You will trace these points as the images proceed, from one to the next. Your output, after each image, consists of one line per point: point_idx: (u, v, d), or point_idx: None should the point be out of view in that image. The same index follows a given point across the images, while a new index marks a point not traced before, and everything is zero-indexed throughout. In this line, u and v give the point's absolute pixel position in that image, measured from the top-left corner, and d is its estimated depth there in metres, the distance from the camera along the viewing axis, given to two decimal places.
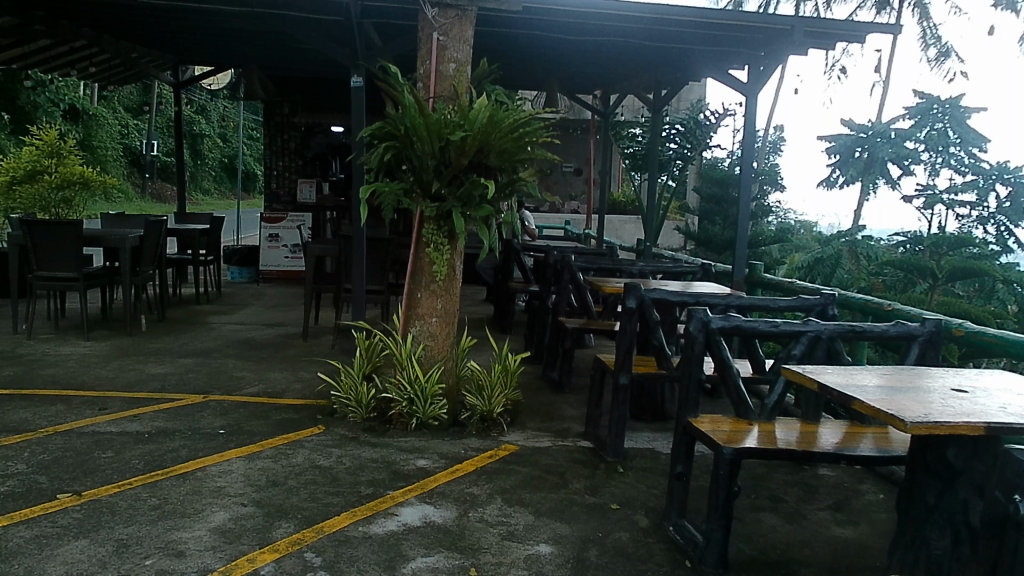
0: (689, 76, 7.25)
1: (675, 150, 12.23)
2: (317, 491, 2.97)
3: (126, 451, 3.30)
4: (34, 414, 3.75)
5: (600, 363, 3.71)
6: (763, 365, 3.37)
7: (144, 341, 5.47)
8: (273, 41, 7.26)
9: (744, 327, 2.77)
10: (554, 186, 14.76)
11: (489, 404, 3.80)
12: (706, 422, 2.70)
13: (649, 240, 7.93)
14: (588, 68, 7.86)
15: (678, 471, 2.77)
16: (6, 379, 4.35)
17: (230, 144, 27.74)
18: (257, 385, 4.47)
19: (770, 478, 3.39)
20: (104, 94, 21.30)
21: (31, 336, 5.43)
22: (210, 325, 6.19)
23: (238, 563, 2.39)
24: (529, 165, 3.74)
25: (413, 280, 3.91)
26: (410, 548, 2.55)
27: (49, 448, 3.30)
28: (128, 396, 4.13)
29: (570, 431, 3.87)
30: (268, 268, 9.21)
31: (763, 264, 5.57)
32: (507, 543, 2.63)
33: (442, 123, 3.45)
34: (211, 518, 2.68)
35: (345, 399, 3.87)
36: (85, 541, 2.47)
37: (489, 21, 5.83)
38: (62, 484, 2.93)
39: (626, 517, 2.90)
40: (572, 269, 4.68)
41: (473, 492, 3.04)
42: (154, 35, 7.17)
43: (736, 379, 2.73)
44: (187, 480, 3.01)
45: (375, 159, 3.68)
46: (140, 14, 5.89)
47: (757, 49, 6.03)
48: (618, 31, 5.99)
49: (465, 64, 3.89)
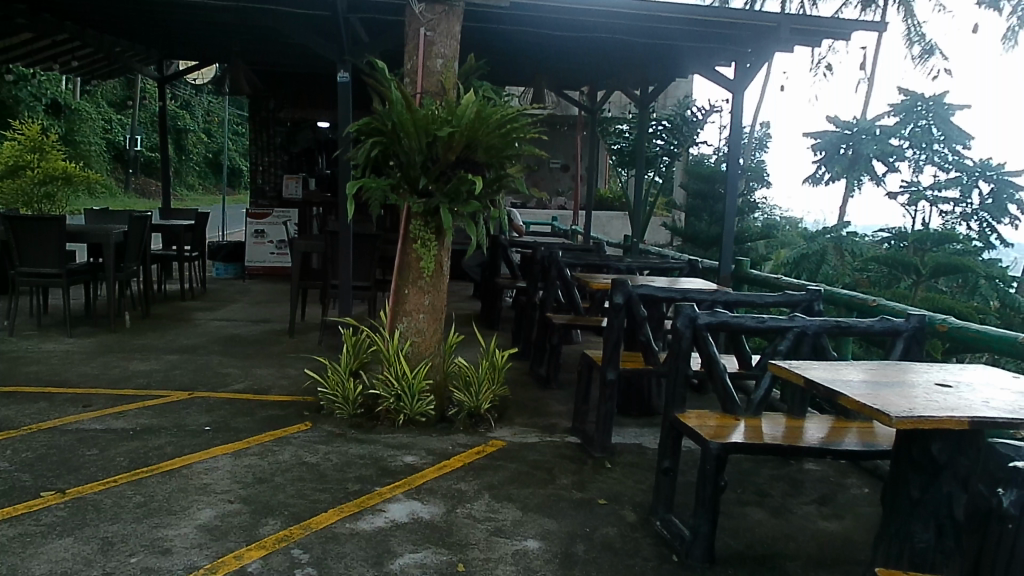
0: (676, 71, 7.27)
1: (663, 147, 12.24)
2: (304, 488, 2.96)
3: (111, 448, 3.28)
4: (17, 412, 3.72)
5: (588, 358, 3.70)
6: (749, 361, 3.38)
7: (129, 338, 5.44)
8: (256, 35, 7.22)
9: (731, 323, 2.77)
10: (541, 182, 14.78)
11: (476, 400, 3.79)
12: (692, 418, 2.71)
13: (636, 236, 7.92)
14: (575, 64, 7.86)
15: (665, 466, 2.78)
16: None
17: (214, 139, 27.55)
18: (243, 381, 4.44)
19: (756, 473, 3.41)
20: (86, 88, 21.13)
21: (13, 333, 5.38)
22: (196, 321, 6.15)
23: (224, 560, 2.37)
24: (517, 161, 3.74)
25: (399, 276, 3.90)
26: (398, 544, 2.55)
27: (32, 446, 3.27)
28: (112, 392, 4.10)
29: (557, 427, 3.88)
30: (253, 264, 9.14)
31: (749, 261, 5.55)
32: (495, 538, 2.63)
33: (430, 119, 3.45)
34: (197, 515, 2.67)
35: (332, 396, 3.84)
36: (70, 539, 2.45)
37: (476, 18, 5.83)
38: (45, 481, 2.91)
39: (613, 511, 2.91)
40: (559, 265, 4.68)
41: (460, 488, 3.04)
42: (137, 29, 7.08)
43: (723, 375, 2.73)
44: (172, 477, 2.99)
45: (362, 154, 3.64)
46: (123, 7, 5.83)
47: (743, 45, 6.02)
48: (606, 28, 5.97)
49: (452, 60, 3.87)
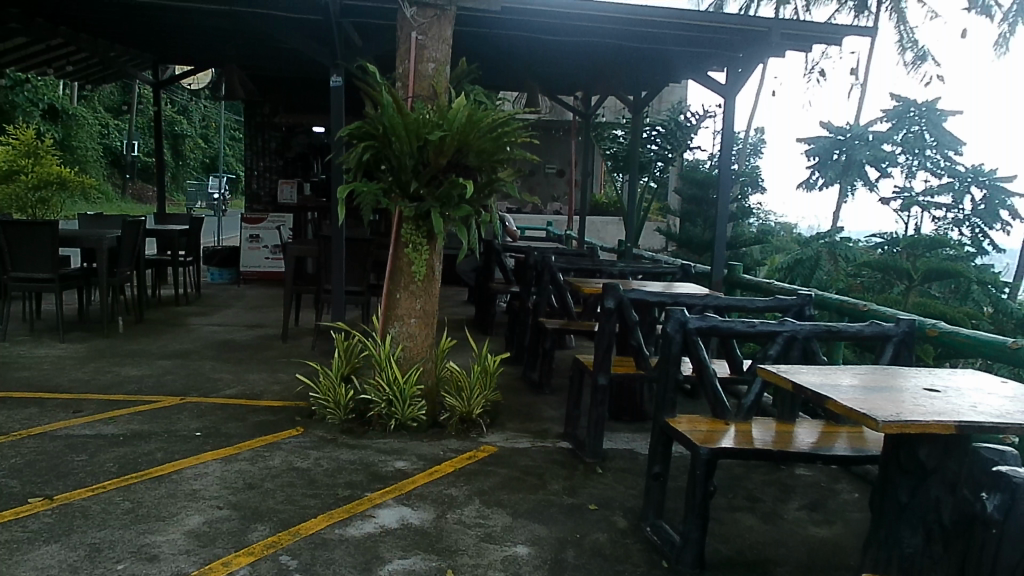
0: (668, 76, 7.29)
1: (656, 152, 12.28)
2: (293, 493, 2.95)
3: (101, 454, 3.27)
4: (8, 417, 3.71)
5: (580, 364, 3.71)
6: (740, 365, 3.39)
7: (123, 343, 5.42)
8: (252, 40, 7.22)
9: (721, 327, 2.77)
10: (536, 187, 14.84)
11: (468, 405, 3.79)
12: (683, 422, 2.71)
13: (630, 242, 7.91)
14: (568, 69, 7.87)
15: (655, 471, 2.77)
16: None
17: (211, 145, 27.61)
18: (235, 387, 4.43)
19: (746, 478, 3.41)
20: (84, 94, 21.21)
21: (6, 338, 5.36)
22: (189, 327, 6.13)
23: (212, 566, 2.37)
24: (509, 165, 3.74)
25: (391, 281, 3.89)
26: (386, 550, 2.55)
27: (21, 452, 3.26)
28: (104, 398, 4.09)
29: (549, 432, 3.88)
30: (248, 269, 9.14)
31: (741, 265, 5.61)
32: (484, 544, 2.63)
33: (421, 123, 3.46)
34: (185, 521, 2.66)
35: (324, 401, 3.83)
36: (57, 545, 2.45)
37: (468, 22, 5.84)
38: (33, 487, 2.89)
39: (603, 517, 2.91)
40: (552, 269, 4.69)
41: (451, 493, 3.04)
42: (132, 33, 7.08)
43: (713, 380, 2.73)
44: (162, 483, 2.98)
45: (353, 159, 3.64)
46: (118, 12, 5.84)
47: (734, 50, 6.05)
48: (599, 33, 5.99)
49: (443, 64, 3.88)
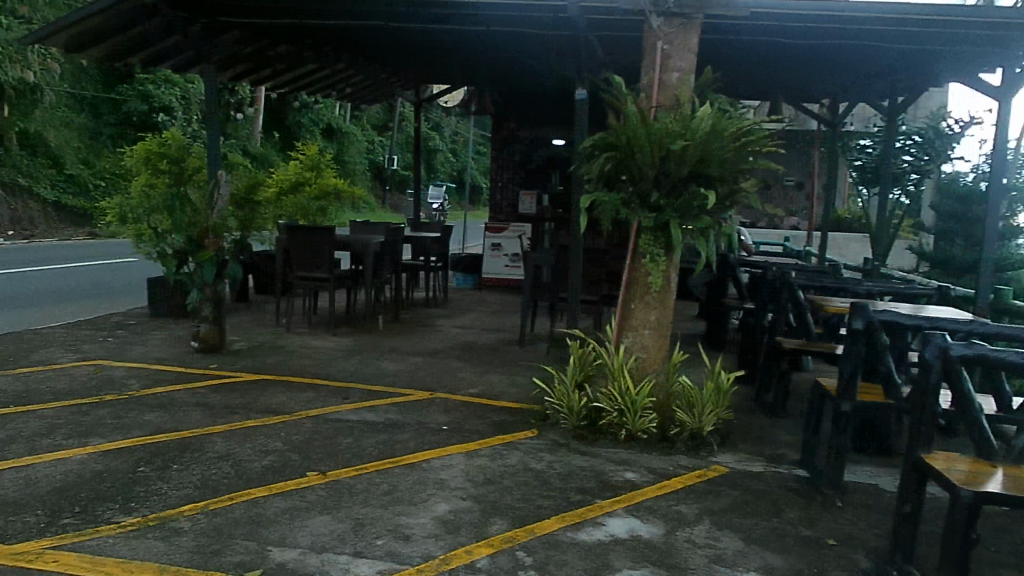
0: (931, 79, 6.67)
1: (911, 163, 11.27)
2: (528, 492, 3.08)
3: (363, 438, 3.62)
4: (290, 398, 4.23)
5: (821, 388, 3.51)
6: (1014, 401, 3.02)
7: (381, 339, 5.96)
8: (501, 57, 7.64)
9: (992, 354, 2.47)
10: (772, 201, 14.25)
11: (699, 422, 3.70)
12: (943, 460, 2.48)
13: (879, 260, 7.32)
14: (817, 75, 7.46)
15: (907, 510, 2.56)
16: (268, 366, 4.93)
17: (458, 158, 29.48)
18: (477, 386, 4.70)
19: (1017, 531, 3.03)
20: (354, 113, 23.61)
21: (290, 330, 6.10)
22: (436, 327, 6.60)
23: (456, 553, 2.54)
24: (751, 175, 3.63)
25: (626, 291, 3.93)
26: (616, 559, 2.58)
27: (299, 430, 3.70)
28: (365, 388, 4.53)
29: (784, 458, 3.71)
30: (488, 276, 9.71)
31: (1014, 289, 5.01)
32: (716, 566, 2.58)
33: (664, 134, 3.47)
34: (433, 508, 2.88)
35: (558, 405, 3.96)
36: (327, 516, 2.75)
37: (710, 30, 5.73)
38: (308, 462, 3.27)
39: (845, 555, 2.73)
40: (792, 287, 4.48)
41: (682, 510, 3.01)
42: (398, 56, 7.78)
43: (984, 416, 2.45)
44: (413, 470, 3.24)
45: (595, 168, 3.73)
46: (389, 38, 6.44)
47: (1013, 46, 5.40)
48: (852, 35, 5.62)
49: (689, 73, 3.85)
